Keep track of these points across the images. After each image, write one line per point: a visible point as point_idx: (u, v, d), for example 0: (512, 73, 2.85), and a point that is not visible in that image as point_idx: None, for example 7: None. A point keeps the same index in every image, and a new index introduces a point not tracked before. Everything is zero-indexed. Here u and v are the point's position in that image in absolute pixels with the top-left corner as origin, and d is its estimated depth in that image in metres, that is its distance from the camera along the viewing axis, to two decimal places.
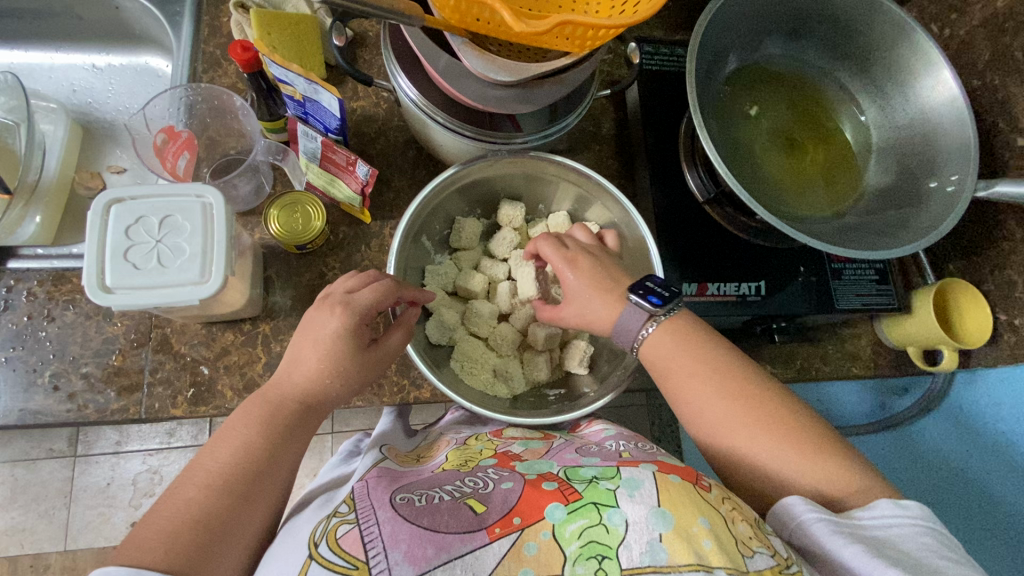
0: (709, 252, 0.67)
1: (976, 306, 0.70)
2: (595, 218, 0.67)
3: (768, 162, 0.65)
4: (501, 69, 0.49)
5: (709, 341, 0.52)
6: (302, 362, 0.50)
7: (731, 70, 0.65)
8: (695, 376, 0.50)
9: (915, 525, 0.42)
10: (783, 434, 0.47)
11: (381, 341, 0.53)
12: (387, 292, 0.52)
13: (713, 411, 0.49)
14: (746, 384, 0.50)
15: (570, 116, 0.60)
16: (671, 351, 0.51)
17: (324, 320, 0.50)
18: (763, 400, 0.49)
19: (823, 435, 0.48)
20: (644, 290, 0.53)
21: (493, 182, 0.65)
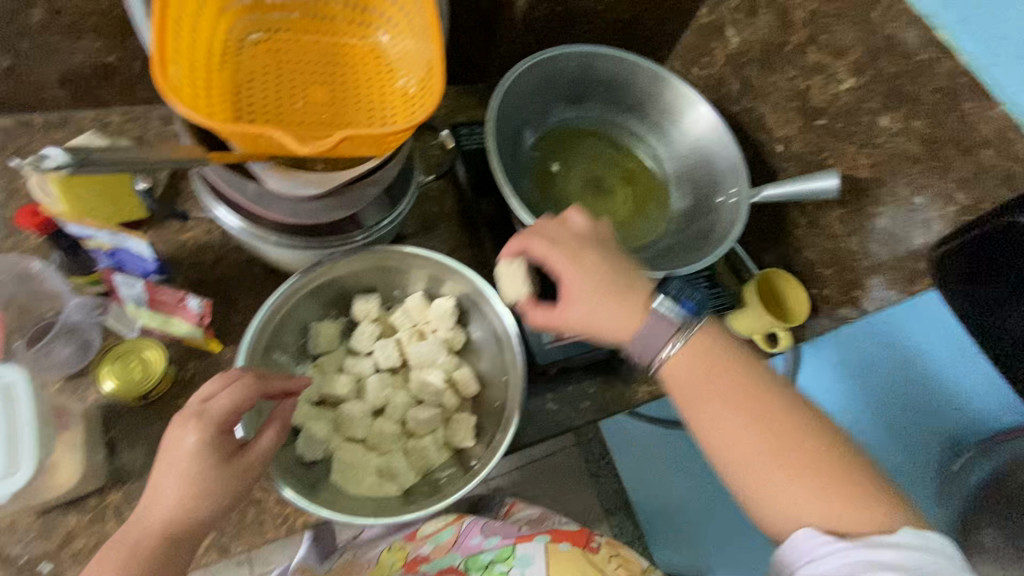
0: (559, 298, 0.72)
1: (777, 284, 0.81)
2: (450, 291, 0.67)
3: (586, 211, 0.73)
4: (310, 182, 0.51)
5: (730, 351, 0.56)
6: (158, 506, 0.46)
7: (533, 141, 0.73)
8: (712, 398, 0.54)
9: (844, 549, 0.46)
10: (784, 447, 0.51)
11: (251, 444, 0.50)
12: (248, 389, 0.50)
13: (746, 446, 0.51)
14: (764, 400, 0.53)
15: (398, 206, 0.63)
16: (705, 375, 0.55)
17: (180, 437, 0.47)
18: (769, 409, 0.52)
19: (815, 439, 0.51)
20: (679, 296, 0.62)
21: (340, 281, 0.65)
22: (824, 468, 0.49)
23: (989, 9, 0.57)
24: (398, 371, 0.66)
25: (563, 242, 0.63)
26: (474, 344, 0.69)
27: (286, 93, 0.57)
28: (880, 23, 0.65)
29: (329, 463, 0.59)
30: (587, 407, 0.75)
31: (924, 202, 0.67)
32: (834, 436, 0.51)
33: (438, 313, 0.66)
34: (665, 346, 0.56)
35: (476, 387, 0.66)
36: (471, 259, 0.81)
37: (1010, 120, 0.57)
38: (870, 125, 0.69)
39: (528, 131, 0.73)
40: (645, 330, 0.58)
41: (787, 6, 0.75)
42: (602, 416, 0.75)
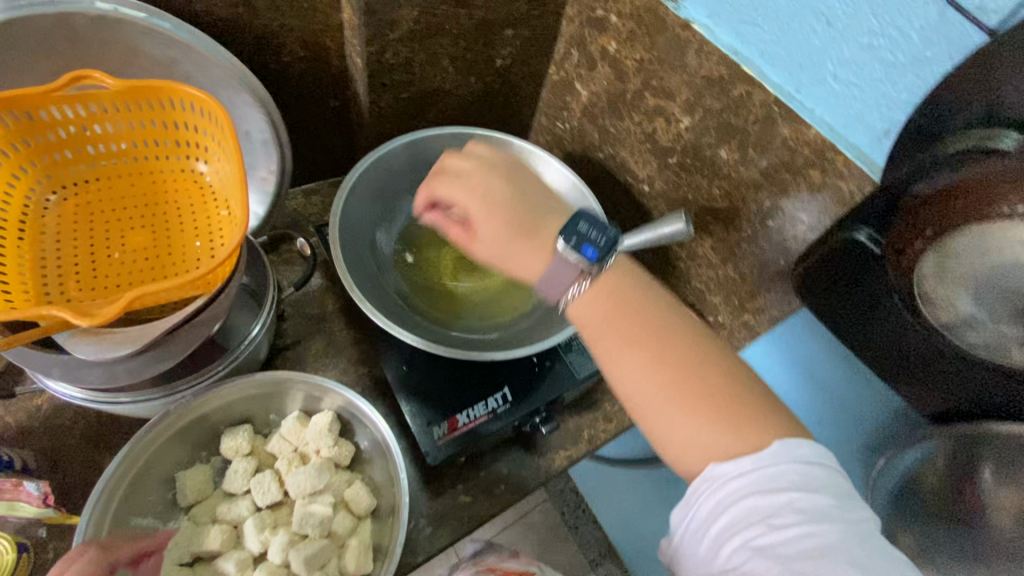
0: (450, 385, 0.70)
1: None
2: (327, 405, 0.64)
3: (462, 291, 0.72)
4: (123, 341, 0.48)
5: (652, 300, 0.51)
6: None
7: (394, 233, 0.73)
8: (614, 335, 0.49)
9: (778, 473, 0.42)
10: (694, 391, 0.46)
11: None
12: (97, 563, 0.45)
13: (630, 363, 0.48)
14: (680, 337, 0.48)
15: (251, 329, 0.61)
16: (591, 304, 0.51)
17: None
18: (683, 344, 0.48)
19: (747, 398, 0.46)
20: (579, 240, 0.51)
21: (205, 420, 0.61)
22: (764, 427, 0.45)
23: (781, 42, 0.59)
24: (282, 504, 0.61)
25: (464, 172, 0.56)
26: (364, 454, 0.65)
27: (103, 246, 0.55)
28: (696, 65, 0.68)
29: None
30: (505, 490, 0.71)
31: (776, 224, 0.67)
32: (750, 386, 0.47)
33: (314, 433, 0.62)
34: (570, 287, 0.51)
35: (370, 502, 0.62)
36: (362, 354, 0.78)
37: (825, 139, 0.58)
38: (712, 158, 0.71)
39: (385, 224, 0.72)
40: (542, 282, 0.52)
41: (615, 57, 0.78)
42: (522, 494, 0.72)
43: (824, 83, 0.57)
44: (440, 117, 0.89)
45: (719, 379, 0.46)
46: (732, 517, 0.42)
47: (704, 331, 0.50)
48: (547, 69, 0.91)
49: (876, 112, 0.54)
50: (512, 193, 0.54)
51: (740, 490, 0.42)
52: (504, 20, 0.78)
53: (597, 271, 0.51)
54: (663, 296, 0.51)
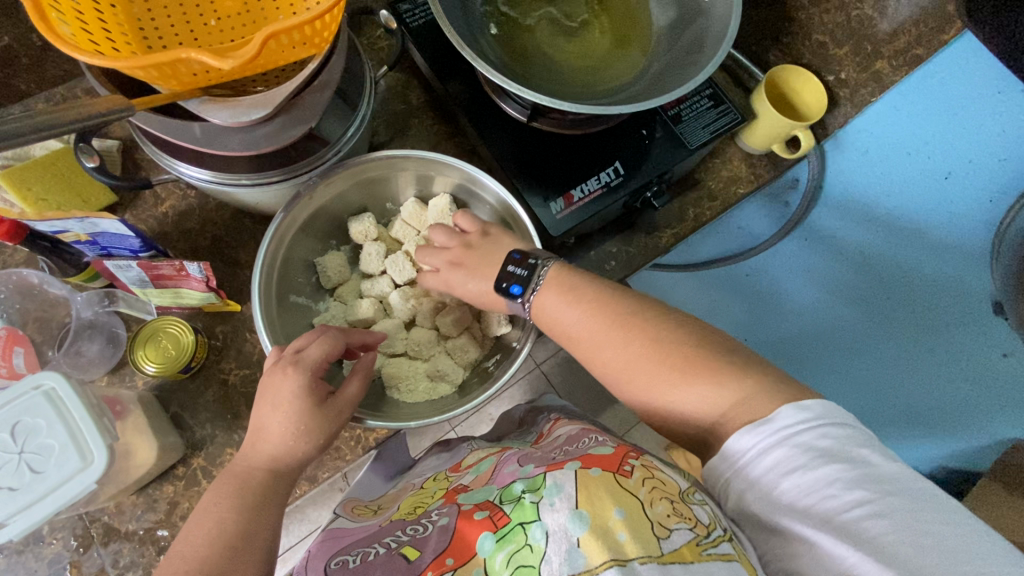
0: (559, 164, 0.68)
1: (817, 85, 0.71)
2: (443, 188, 0.64)
3: (564, 57, 0.65)
4: (254, 105, 0.46)
5: (599, 292, 0.53)
6: (268, 434, 0.48)
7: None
8: (581, 324, 0.53)
9: (820, 431, 0.43)
10: (677, 362, 0.49)
11: (338, 393, 0.51)
12: (334, 339, 0.52)
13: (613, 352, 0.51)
14: (633, 320, 0.51)
15: (348, 129, 0.56)
16: (563, 317, 0.53)
17: (282, 384, 0.48)
18: (643, 330, 0.51)
19: (704, 357, 0.49)
20: (507, 279, 0.55)
21: (328, 209, 0.62)
22: (737, 377, 0.47)
23: None
24: (417, 282, 0.64)
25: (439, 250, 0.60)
26: None
27: (194, 12, 0.50)
28: None
29: (380, 381, 0.59)
30: (615, 267, 0.73)
31: None
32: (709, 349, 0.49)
33: (437, 214, 0.63)
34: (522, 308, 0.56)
35: None
36: (456, 149, 0.75)
37: None
38: None
39: None
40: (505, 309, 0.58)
41: None
42: (632, 270, 0.74)
43: None
44: None
45: (682, 345, 0.50)
46: (788, 474, 0.42)
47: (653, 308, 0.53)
48: None
49: None
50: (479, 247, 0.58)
51: (800, 448, 0.42)
52: None
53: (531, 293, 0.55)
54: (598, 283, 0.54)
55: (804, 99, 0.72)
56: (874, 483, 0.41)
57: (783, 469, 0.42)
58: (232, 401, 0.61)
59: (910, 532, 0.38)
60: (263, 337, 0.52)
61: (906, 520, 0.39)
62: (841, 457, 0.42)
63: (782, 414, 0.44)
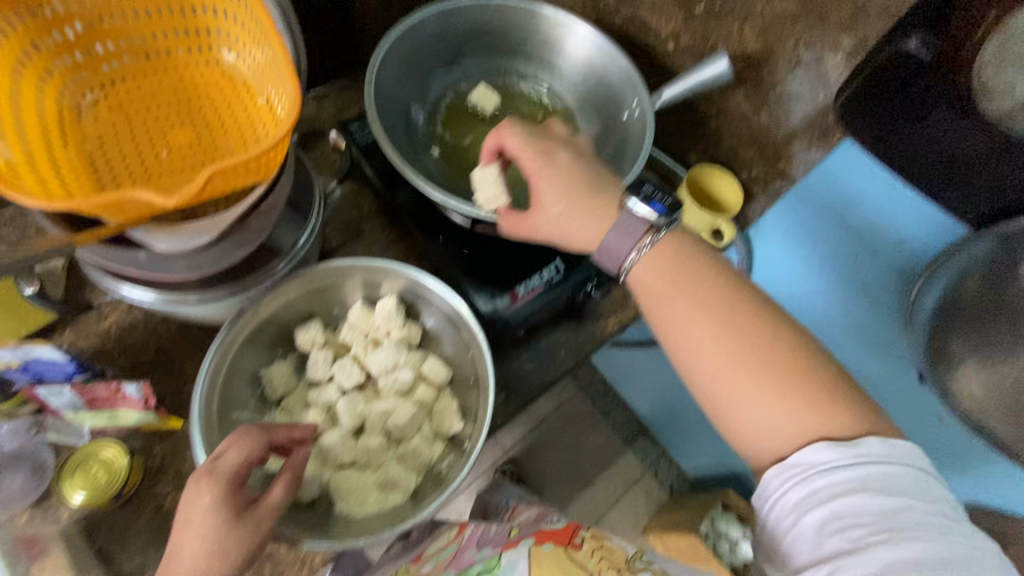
0: (504, 264, 0.71)
1: (733, 182, 0.79)
2: (389, 290, 0.65)
3: (503, 168, 0.71)
4: (201, 230, 0.48)
5: (697, 247, 0.53)
6: (179, 562, 0.45)
7: (424, 118, 0.70)
8: (679, 297, 0.51)
9: (908, 465, 0.46)
10: (759, 356, 0.49)
11: (262, 499, 0.49)
12: (256, 442, 0.50)
13: (703, 330, 0.50)
14: (741, 307, 0.50)
15: (297, 241, 0.60)
16: (663, 275, 0.52)
17: (194, 498, 0.46)
18: (725, 299, 0.50)
19: (759, 351, 0.49)
20: (646, 198, 0.55)
21: (274, 319, 0.63)
22: (774, 390, 0.48)
23: None
24: (367, 386, 0.64)
25: (519, 150, 0.58)
26: (432, 332, 0.67)
27: (147, 145, 0.53)
28: None
29: (328, 497, 0.57)
30: (566, 355, 0.75)
31: None
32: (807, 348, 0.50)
33: (383, 316, 0.64)
34: (633, 251, 0.53)
35: (447, 371, 0.65)
36: (406, 249, 0.78)
37: None
38: None
39: (415, 108, 0.70)
40: (604, 246, 0.54)
41: None
42: (582, 359, 0.75)
43: None
44: None
45: (787, 346, 0.49)
46: (852, 492, 0.45)
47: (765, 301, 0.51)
48: None
49: None
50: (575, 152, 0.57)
51: (884, 471, 0.45)
52: None
53: (663, 225, 0.53)
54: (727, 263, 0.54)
55: (724, 194, 0.80)
56: (928, 534, 0.43)
57: (848, 501, 0.45)
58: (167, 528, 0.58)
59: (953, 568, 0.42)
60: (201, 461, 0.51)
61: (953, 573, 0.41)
62: (907, 500, 0.45)
63: (869, 441, 0.46)
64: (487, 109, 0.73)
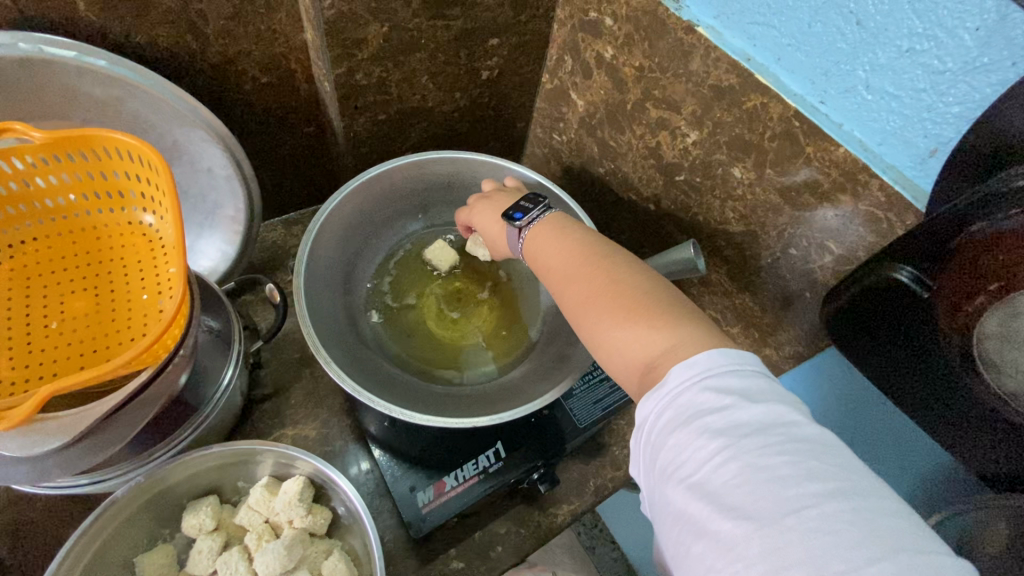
0: (438, 444, 0.63)
1: None
2: (299, 470, 0.59)
3: (448, 334, 0.65)
4: (56, 432, 0.43)
5: (580, 225, 0.54)
6: None
7: (373, 273, 0.67)
8: (552, 274, 0.52)
9: (705, 375, 0.38)
10: (620, 304, 0.45)
11: None
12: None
13: (570, 288, 0.49)
14: (599, 261, 0.49)
15: (221, 378, 0.58)
16: (543, 237, 0.54)
17: None
18: (606, 262, 0.49)
19: (639, 305, 0.44)
20: (511, 213, 0.58)
21: (162, 496, 0.56)
22: (638, 343, 0.43)
23: (802, 46, 0.51)
24: None
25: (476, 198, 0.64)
26: (343, 520, 0.59)
27: (40, 314, 0.49)
28: (702, 73, 0.60)
29: None
30: (502, 552, 0.65)
31: (800, 253, 0.59)
32: (650, 283, 0.46)
33: (283, 503, 0.57)
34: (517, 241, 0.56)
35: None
36: (344, 401, 0.71)
37: (857, 160, 0.50)
38: (724, 176, 0.63)
39: (363, 264, 0.66)
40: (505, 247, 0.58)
41: (612, 65, 0.70)
42: (521, 555, 0.65)
43: (854, 93, 0.49)
44: (426, 138, 0.83)
45: (669, 299, 0.45)
46: (668, 439, 0.37)
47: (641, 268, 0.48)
48: (541, 78, 0.83)
49: (919, 127, 0.46)
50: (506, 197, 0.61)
51: (692, 396, 0.37)
52: (487, 28, 0.70)
53: (525, 228, 0.56)
54: (617, 251, 0.50)
55: None
56: (729, 427, 0.35)
57: (665, 434, 0.38)
58: None
59: (773, 509, 0.32)
60: None
61: (779, 492, 0.33)
62: (712, 404, 0.37)
63: (670, 373, 0.39)
64: (443, 266, 0.68)
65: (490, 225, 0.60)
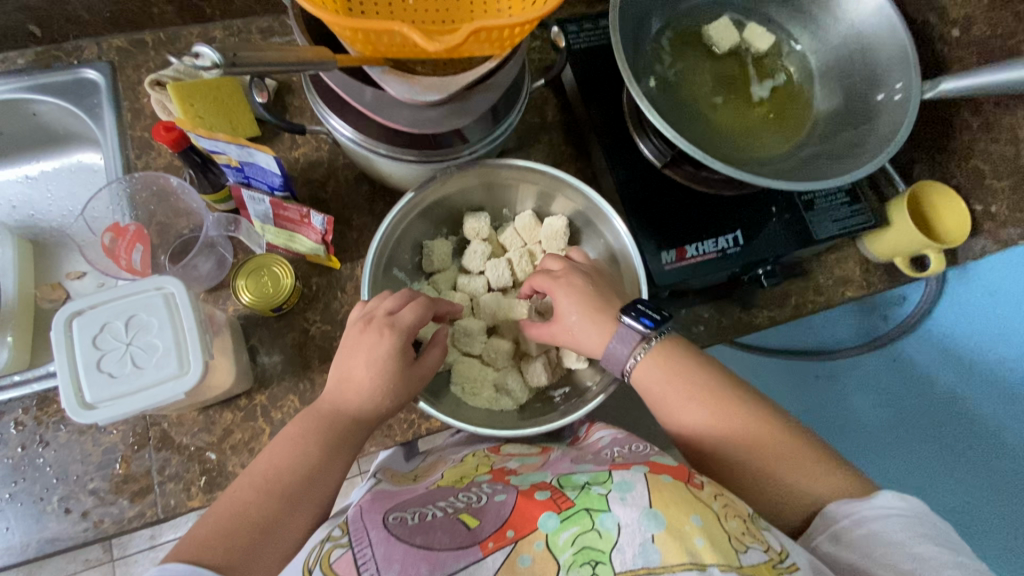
0: (681, 218, 0.67)
1: (962, 210, 0.70)
2: (560, 209, 0.66)
3: (717, 114, 0.64)
4: (429, 88, 0.48)
5: (700, 360, 0.55)
6: (360, 386, 0.50)
7: (657, 32, 0.65)
8: (677, 399, 0.53)
9: (915, 516, 0.45)
10: (775, 449, 0.51)
11: (421, 360, 0.53)
12: (424, 307, 0.53)
13: (697, 420, 0.52)
14: (736, 405, 0.53)
15: (500, 126, 0.58)
16: (663, 373, 0.53)
17: (377, 345, 0.50)
18: (708, 390, 0.53)
19: (798, 444, 0.51)
20: (637, 312, 0.54)
21: (450, 200, 0.64)
22: (800, 467, 0.50)
23: None
24: (509, 291, 0.66)
25: (557, 272, 0.59)
26: None
27: None
28: None
29: (448, 374, 0.61)
30: (703, 331, 0.71)
31: None
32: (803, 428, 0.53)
33: (549, 233, 0.65)
34: (628, 358, 0.54)
35: None
36: (577, 171, 0.75)
37: None
38: None
39: (652, 20, 0.64)
40: (605, 355, 0.55)
41: None
42: (719, 339, 0.71)
43: None
44: None
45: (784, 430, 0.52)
46: (876, 537, 0.45)
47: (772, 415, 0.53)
48: None
49: None
50: (589, 278, 0.58)
51: (927, 529, 0.44)
52: None
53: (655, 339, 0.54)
54: (725, 384, 0.54)
55: (944, 221, 0.71)
56: (949, 552, 0.43)
57: (883, 538, 0.44)
58: (306, 353, 0.63)
59: None
60: (364, 284, 0.55)
61: None
62: (940, 542, 0.44)
63: (883, 495, 0.47)
64: (725, 43, 0.65)
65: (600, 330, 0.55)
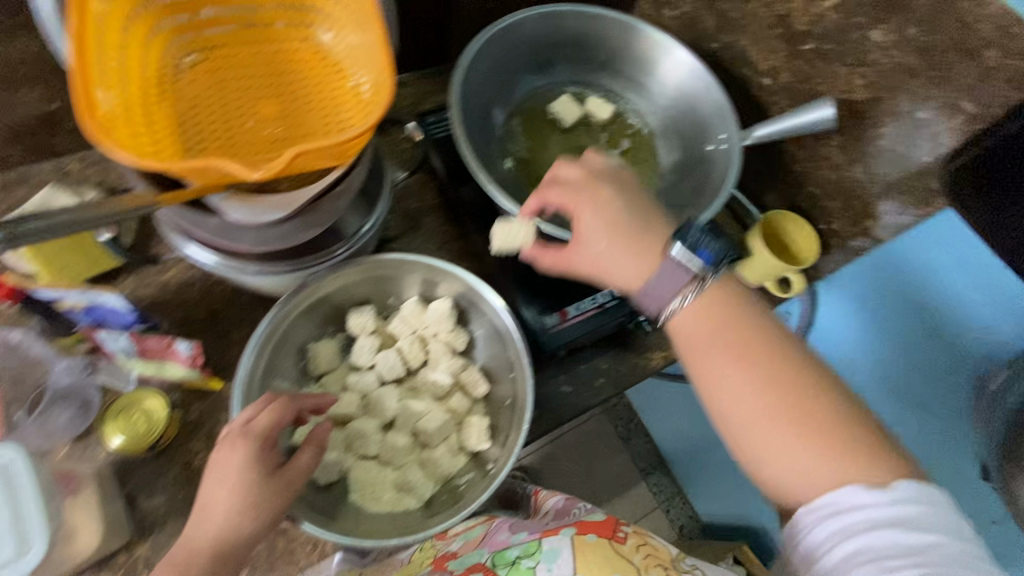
0: (559, 281, 0.71)
1: (809, 233, 0.76)
2: (446, 292, 0.64)
3: None
4: (274, 207, 0.49)
5: (737, 304, 0.49)
6: (213, 513, 0.47)
7: (504, 118, 0.70)
8: (719, 350, 0.48)
9: (924, 507, 0.42)
10: (801, 420, 0.45)
11: (290, 463, 0.50)
12: (285, 408, 0.51)
13: (733, 376, 0.47)
14: (770, 359, 0.47)
15: (365, 223, 0.59)
16: (699, 324, 0.49)
17: (228, 454, 0.48)
18: (751, 339, 0.48)
19: (838, 418, 0.45)
20: (693, 241, 0.48)
21: (332, 297, 0.63)
22: (835, 446, 0.44)
23: None
24: (403, 380, 0.65)
25: (568, 182, 0.53)
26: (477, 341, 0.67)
27: (233, 115, 0.54)
28: None
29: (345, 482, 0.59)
30: (604, 383, 0.72)
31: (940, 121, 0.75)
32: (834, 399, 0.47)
33: (435, 317, 0.64)
34: (675, 297, 0.49)
35: (485, 387, 0.64)
36: (460, 247, 0.76)
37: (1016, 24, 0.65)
38: None
39: (497, 108, 0.69)
40: (648, 286, 0.50)
41: None
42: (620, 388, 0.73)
43: None
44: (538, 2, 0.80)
45: (830, 402, 0.46)
46: (875, 534, 0.41)
47: (823, 375, 0.47)
48: None
49: None
50: (625, 193, 0.52)
51: (929, 517, 0.42)
52: None
53: (709, 275, 0.49)
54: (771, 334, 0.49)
55: (796, 243, 0.77)
56: (948, 542, 0.41)
57: (882, 532, 0.41)
58: (192, 488, 0.59)
59: None
60: (234, 404, 0.53)
61: None
62: (943, 529, 0.41)
63: (899, 484, 0.43)
64: (570, 117, 0.71)
65: (623, 266, 0.51)
